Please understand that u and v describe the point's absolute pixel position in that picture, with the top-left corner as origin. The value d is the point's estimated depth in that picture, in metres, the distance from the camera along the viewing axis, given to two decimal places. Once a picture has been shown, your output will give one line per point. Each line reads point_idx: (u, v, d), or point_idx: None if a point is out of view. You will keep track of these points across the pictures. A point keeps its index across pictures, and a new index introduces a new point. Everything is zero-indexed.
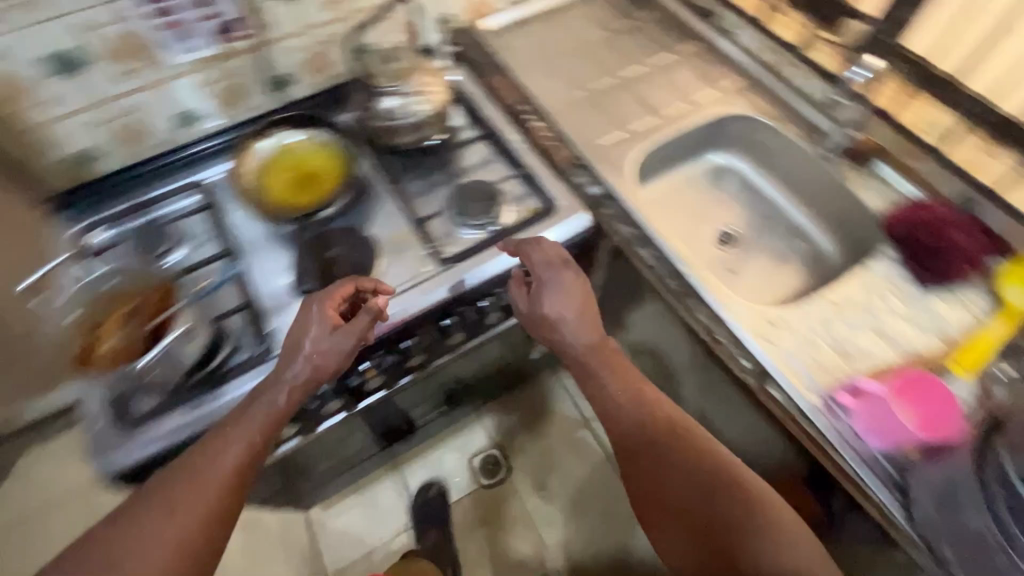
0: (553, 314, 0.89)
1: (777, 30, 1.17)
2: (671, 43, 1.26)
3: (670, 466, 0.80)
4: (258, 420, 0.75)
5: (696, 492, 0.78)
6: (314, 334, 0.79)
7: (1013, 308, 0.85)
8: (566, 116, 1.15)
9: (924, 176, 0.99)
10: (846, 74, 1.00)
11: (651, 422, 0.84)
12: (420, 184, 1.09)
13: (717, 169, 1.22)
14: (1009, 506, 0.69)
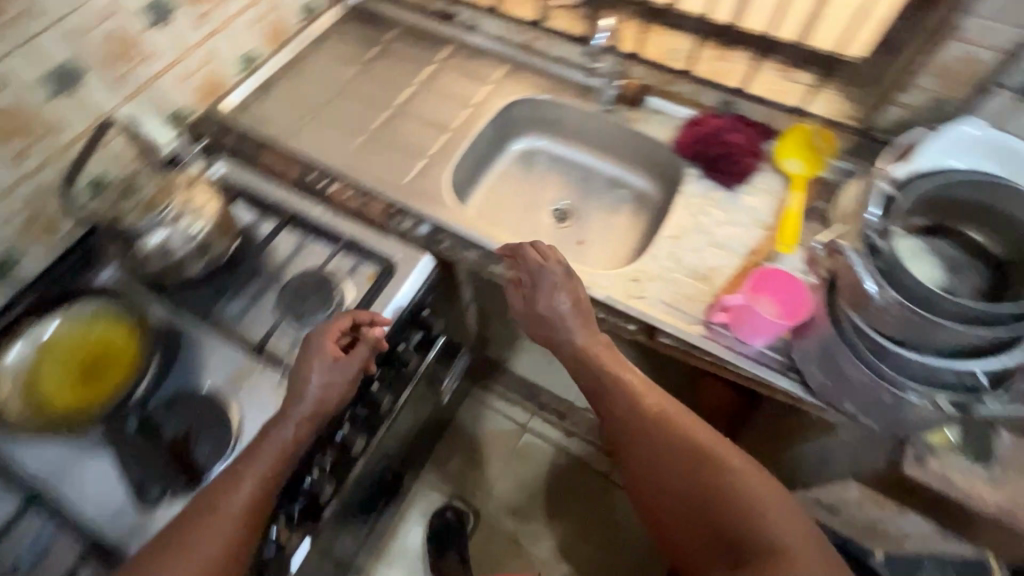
0: (555, 311, 0.82)
1: (514, 11, 1.20)
2: (427, 55, 1.24)
3: (642, 453, 0.75)
4: (273, 457, 0.72)
5: (667, 477, 0.73)
6: (321, 367, 0.77)
7: (796, 178, 0.99)
8: (360, 167, 1.08)
9: (687, 97, 1.09)
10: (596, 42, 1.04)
11: (622, 409, 0.78)
12: (238, 306, 0.94)
13: (525, 155, 1.25)
14: (869, 347, 0.72)
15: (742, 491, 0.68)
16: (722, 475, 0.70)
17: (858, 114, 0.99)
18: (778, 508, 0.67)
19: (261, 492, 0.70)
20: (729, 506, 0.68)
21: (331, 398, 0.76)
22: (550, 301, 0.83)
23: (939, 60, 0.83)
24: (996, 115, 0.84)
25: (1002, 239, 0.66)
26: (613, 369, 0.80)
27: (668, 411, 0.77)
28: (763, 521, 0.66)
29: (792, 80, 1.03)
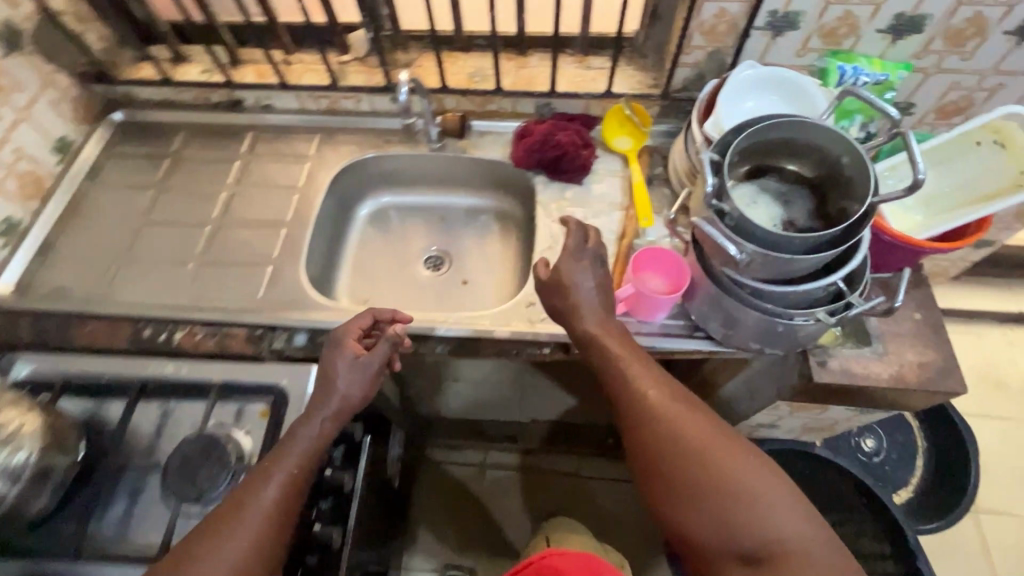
0: (583, 295, 0.78)
1: (303, 78, 1.11)
2: (228, 149, 1.13)
3: (650, 446, 0.68)
4: (301, 458, 0.72)
5: (677, 475, 0.65)
6: (346, 358, 0.78)
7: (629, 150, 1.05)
8: (199, 301, 0.93)
9: (506, 111, 1.11)
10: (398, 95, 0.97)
11: (632, 400, 0.71)
12: (117, 517, 0.79)
13: (375, 215, 1.18)
14: (748, 291, 0.74)
15: (757, 490, 0.63)
16: (736, 472, 0.64)
17: (656, 80, 1.07)
18: (792, 508, 0.63)
19: (293, 494, 0.70)
20: (745, 507, 0.62)
21: (353, 398, 0.77)
22: (581, 292, 0.78)
23: (701, 20, 0.91)
24: (759, 52, 0.95)
25: (808, 161, 0.73)
26: (618, 352, 0.74)
27: (676, 405, 0.70)
28: (780, 521, 0.61)
29: (589, 67, 1.09)
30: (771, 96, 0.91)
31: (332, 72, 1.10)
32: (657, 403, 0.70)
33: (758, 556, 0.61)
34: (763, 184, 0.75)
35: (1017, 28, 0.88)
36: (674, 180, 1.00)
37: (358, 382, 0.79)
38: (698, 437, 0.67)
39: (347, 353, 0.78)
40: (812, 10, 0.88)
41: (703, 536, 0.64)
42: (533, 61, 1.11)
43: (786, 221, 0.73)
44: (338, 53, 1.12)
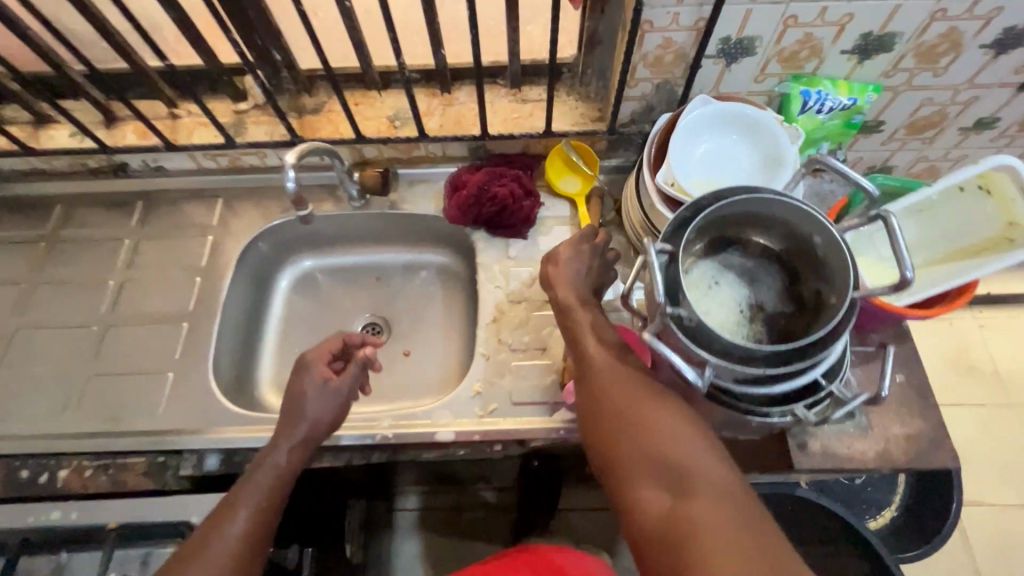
0: (572, 272, 0.70)
1: (194, 136, 0.96)
2: (115, 224, 0.97)
3: (585, 381, 0.59)
4: (275, 480, 0.64)
5: (605, 408, 0.56)
6: (313, 380, 0.71)
7: (575, 194, 0.95)
8: (87, 426, 0.80)
9: (436, 157, 0.98)
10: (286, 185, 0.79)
11: (577, 341, 0.63)
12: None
13: (300, 280, 1.03)
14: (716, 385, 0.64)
15: (692, 433, 0.52)
16: (671, 414, 0.53)
17: (600, 112, 0.94)
18: (716, 456, 0.51)
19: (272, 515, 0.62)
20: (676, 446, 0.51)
21: (324, 417, 0.70)
22: (570, 263, 0.70)
23: (644, 52, 0.79)
24: (712, 81, 0.84)
25: (774, 232, 0.63)
26: (581, 317, 0.65)
27: (616, 352, 0.61)
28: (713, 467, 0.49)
29: (524, 101, 0.96)
30: (731, 133, 0.80)
31: (225, 127, 0.94)
32: (593, 346, 0.61)
33: (675, 500, 0.48)
34: (724, 260, 0.65)
35: (995, 40, 0.78)
36: (630, 230, 0.89)
37: (325, 407, 0.70)
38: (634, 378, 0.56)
39: (314, 373, 0.71)
40: (769, 35, 0.76)
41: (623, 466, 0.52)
42: (462, 96, 0.97)
43: (753, 304, 0.63)
44: (235, 104, 0.97)
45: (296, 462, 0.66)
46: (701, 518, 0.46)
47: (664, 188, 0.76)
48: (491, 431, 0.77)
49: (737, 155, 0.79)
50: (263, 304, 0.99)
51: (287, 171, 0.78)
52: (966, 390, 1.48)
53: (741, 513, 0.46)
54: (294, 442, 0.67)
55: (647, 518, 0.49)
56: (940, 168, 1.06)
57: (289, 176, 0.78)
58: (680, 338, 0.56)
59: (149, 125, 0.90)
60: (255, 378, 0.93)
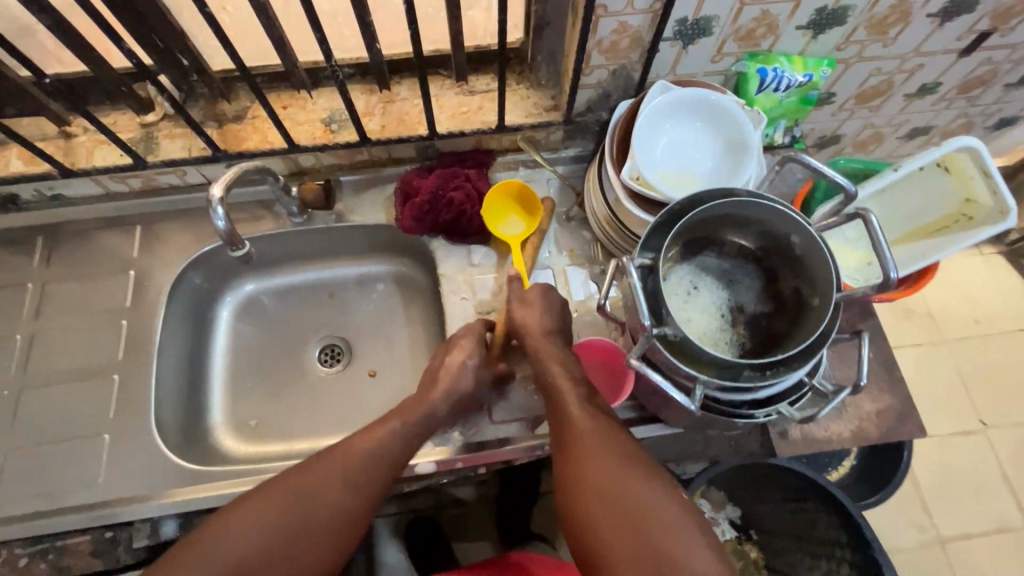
0: (540, 321, 0.73)
1: (96, 157, 0.83)
2: (12, 266, 0.84)
3: (575, 472, 0.57)
4: (382, 451, 0.63)
5: (598, 509, 0.54)
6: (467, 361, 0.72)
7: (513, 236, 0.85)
8: (11, 507, 0.70)
9: (381, 160, 0.90)
10: (217, 220, 0.69)
11: (568, 423, 0.62)
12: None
13: (244, 306, 0.94)
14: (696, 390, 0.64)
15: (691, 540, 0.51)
16: (667, 515, 0.52)
17: (554, 101, 0.88)
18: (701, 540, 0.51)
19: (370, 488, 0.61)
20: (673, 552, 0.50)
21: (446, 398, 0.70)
22: (543, 335, 0.72)
23: (598, 38, 0.73)
24: (669, 64, 0.80)
25: (750, 233, 0.61)
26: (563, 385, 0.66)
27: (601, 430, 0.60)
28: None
29: (472, 93, 0.89)
30: (693, 121, 0.76)
31: (134, 145, 0.82)
32: (588, 431, 0.59)
33: None
34: (701, 263, 0.62)
35: (942, 9, 0.77)
36: (594, 226, 0.85)
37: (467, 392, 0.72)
38: (627, 473, 0.55)
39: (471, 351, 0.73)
40: (725, 14, 0.73)
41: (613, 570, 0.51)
42: (403, 91, 0.88)
43: (733, 306, 0.62)
44: (140, 115, 0.84)
45: (408, 440, 0.66)
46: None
47: (630, 184, 0.72)
48: (473, 456, 0.74)
49: (700, 143, 0.77)
50: (205, 338, 0.90)
51: (214, 207, 0.68)
52: (909, 333, 1.57)
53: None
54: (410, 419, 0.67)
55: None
56: (885, 133, 1.08)
57: (217, 212, 0.68)
58: (670, 357, 0.54)
59: (39, 151, 0.77)
60: (205, 422, 0.85)
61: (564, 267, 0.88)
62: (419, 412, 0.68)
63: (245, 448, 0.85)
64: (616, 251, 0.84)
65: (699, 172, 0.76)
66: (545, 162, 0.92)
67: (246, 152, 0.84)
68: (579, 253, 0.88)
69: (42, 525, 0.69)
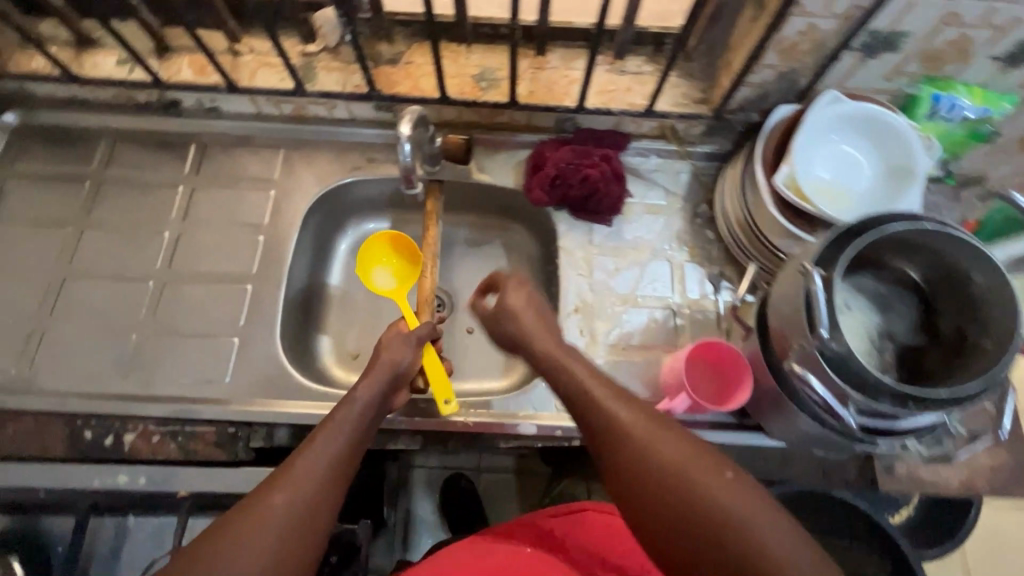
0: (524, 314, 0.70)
1: (257, 77, 0.87)
2: (166, 169, 0.89)
3: (618, 478, 0.53)
4: (319, 474, 0.56)
5: (654, 511, 0.50)
6: (395, 367, 0.69)
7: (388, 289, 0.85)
8: (149, 388, 0.75)
9: (519, 124, 0.90)
10: (403, 153, 0.71)
11: (597, 418, 0.56)
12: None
13: (359, 244, 0.97)
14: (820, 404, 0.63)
15: (753, 514, 0.47)
16: (721, 494, 0.48)
17: (704, 94, 0.87)
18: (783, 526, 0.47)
19: (319, 516, 0.54)
20: (734, 541, 0.46)
21: (376, 399, 0.66)
22: (533, 322, 0.69)
23: (782, 37, 0.71)
24: (841, 75, 0.77)
25: (920, 262, 0.59)
26: (573, 367, 0.62)
27: (647, 425, 0.54)
28: (784, 552, 0.45)
29: (623, 72, 0.88)
30: (859, 138, 0.74)
31: (296, 71, 0.85)
32: (627, 420, 0.55)
33: None
34: (860, 285, 0.61)
35: None
36: (724, 230, 0.84)
37: (397, 395, 0.71)
38: (673, 456, 0.51)
39: (412, 348, 0.72)
40: (921, 32, 0.69)
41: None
42: (554, 59, 0.88)
43: (885, 332, 0.60)
44: (305, 44, 0.87)
45: (342, 446, 0.59)
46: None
47: (783, 191, 0.71)
48: (573, 428, 0.75)
49: (859, 162, 0.75)
50: (322, 267, 0.94)
51: (402, 143, 0.71)
52: None
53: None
54: (337, 436, 0.60)
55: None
56: None
57: (404, 147, 0.71)
58: (830, 373, 0.54)
59: (214, 63, 0.81)
60: (315, 346, 0.89)
61: (682, 262, 0.86)
62: (354, 426, 0.61)
63: (349, 376, 0.88)
64: (745, 259, 0.82)
65: (853, 192, 0.74)
66: (681, 155, 0.91)
67: (398, 96, 0.86)
68: (701, 251, 0.87)
69: (175, 410, 0.73)
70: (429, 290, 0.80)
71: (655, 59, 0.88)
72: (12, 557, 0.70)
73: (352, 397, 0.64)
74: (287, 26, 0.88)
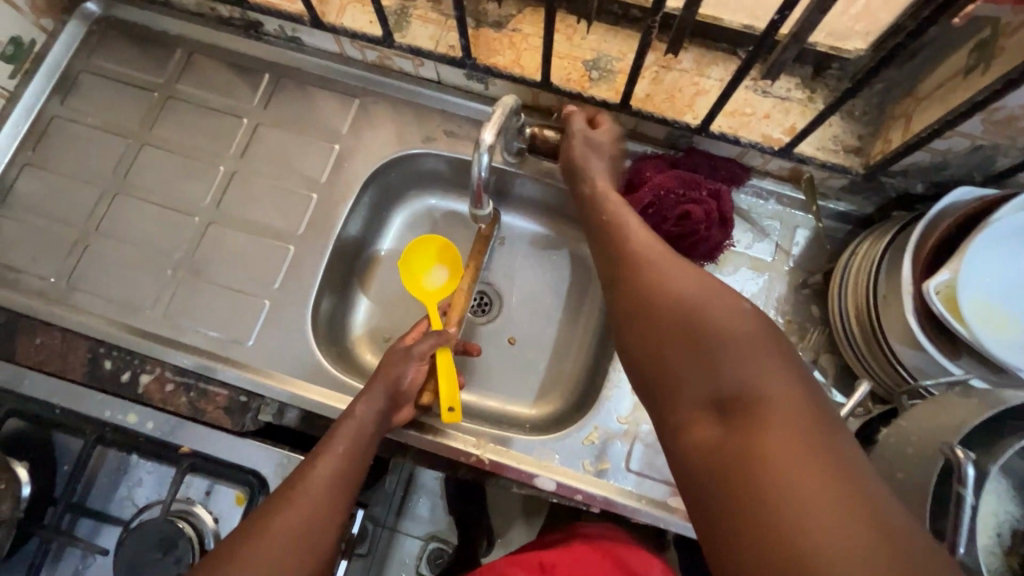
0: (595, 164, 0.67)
1: (346, 12, 0.77)
2: (235, 95, 0.83)
3: (624, 312, 0.50)
4: (322, 496, 0.53)
5: (655, 331, 0.47)
6: (395, 381, 0.63)
7: (437, 288, 0.79)
8: (175, 331, 0.74)
9: (624, 128, 0.77)
10: (473, 165, 0.60)
11: (621, 241, 0.56)
12: (71, 573, 0.68)
13: (416, 218, 0.89)
14: None
15: (757, 354, 0.42)
16: (729, 322, 0.44)
17: (861, 143, 0.70)
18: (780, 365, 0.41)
19: (320, 540, 0.51)
20: (730, 370, 0.41)
21: (374, 416, 0.60)
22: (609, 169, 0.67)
23: (999, 106, 0.54)
24: None
25: None
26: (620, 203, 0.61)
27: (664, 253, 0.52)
28: (781, 392, 0.39)
29: (765, 95, 0.72)
30: None
31: (387, 17, 0.74)
32: (650, 252, 0.53)
33: (731, 409, 0.40)
34: (1007, 464, 0.47)
35: None
36: (835, 319, 0.69)
37: (398, 412, 0.65)
38: (686, 287, 0.48)
39: (414, 363, 0.65)
40: None
41: (676, 402, 0.44)
42: (687, 61, 0.73)
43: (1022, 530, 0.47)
44: None
45: (346, 465, 0.55)
46: (775, 451, 0.36)
47: (934, 303, 0.56)
48: (596, 495, 0.67)
49: None
50: (373, 236, 0.86)
51: (481, 153, 0.59)
52: None
53: (818, 435, 0.37)
54: (343, 455, 0.56)
55: (696, 456, 0.40)
56: None
57: (480, 161, 0.60)
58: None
59: None
60: (348, 320, 0.83)
61: None
62: (356, 448, 0.57)
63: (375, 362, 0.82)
64: (855, 362, 0.67)
65: None
66: (808, 208, 0.75)
67: (494, 68, 0.74)
68: (799, 329, 0.73)
69: (192, 362, 0.72)
70: (463, 300, 0.76)
71: (811, 86, 0.71)
72: (19, 464, 0.66)
73: (352, 413, 0.59)
74: None
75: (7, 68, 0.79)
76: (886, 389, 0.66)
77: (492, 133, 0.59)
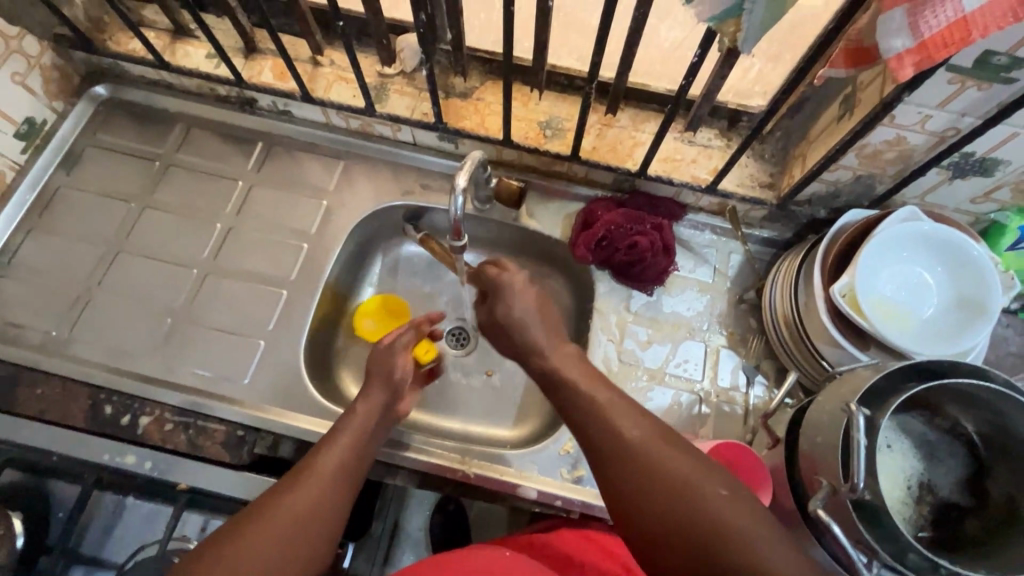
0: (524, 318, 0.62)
1: (331, 89, 0.89)
2: (232, 162, 0.92)
3: (620, 487, 0.49)
4: (341, 469, 0.59)
5: (655, 519, 0.47)
6: (390, 383, 0.68)
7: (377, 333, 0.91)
8: (174, 374, 0.79)
9: (576, 176, 0.89)
10: (451, 205, 0.70)
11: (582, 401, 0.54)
12: None
13: (397, 263, 0.97)
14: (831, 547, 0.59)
15: (761, 547, 0.43)
16: (725, 517, 0.45)
17: (772, 179, 0.84)
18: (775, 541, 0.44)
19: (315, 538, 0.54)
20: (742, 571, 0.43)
21: (377, 410, 0.66)
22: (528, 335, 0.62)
23: (866, 144, 0.68)
24: (924, 189, 0.73)
25: (978, 419, 0.57)
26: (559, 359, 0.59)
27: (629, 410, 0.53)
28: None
29: (691, 143, 0.85)
30: (936, 264, 0.70)
31: (369, 91, 0.87)
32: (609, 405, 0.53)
33: None
34: (905, 425, 0.60)
35: None
36: (767, 325, 0.79)
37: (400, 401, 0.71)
38: (671, 471, 0.48)
39: (400, 354, 0.70)
40: (1021, 163, 0.64)
41: None
42: (623, 119, 0.87)
43: (925, 483, 0.59)
44: (382, 65, 0.89)
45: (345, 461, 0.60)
46: None
47: (839, 302, 0.66)
48: (575, 500, 0.73)
49: (927, 286, 0.70)
50: (358, 281, 0.94)
51: (456, 195, 0.70)
52: None
53: None
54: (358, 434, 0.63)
55: None
56: None
57: (456, 200, 0.69)
58: (864, 530, 0.51)
59: (294, 72, 0.83)
60: (336, 359, 0.90)
61: (718, 346, 0.83)
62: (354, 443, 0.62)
63: None
64: (788, 362, 0.77)
65: (919, 318, 0.69)
66: (737, 236, 0.87)
67: (463, 130, 0.87)
68: (741, 339, 0.83)
69: (190, 401, 0.76)
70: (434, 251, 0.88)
71: (727, 135, 0.85)
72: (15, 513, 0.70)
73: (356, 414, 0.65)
74: (369, 45, 0.91)
75: (19, 144, 0.87)
76: (815, 383, 0.76)
77: (467, 178, 0.70)
